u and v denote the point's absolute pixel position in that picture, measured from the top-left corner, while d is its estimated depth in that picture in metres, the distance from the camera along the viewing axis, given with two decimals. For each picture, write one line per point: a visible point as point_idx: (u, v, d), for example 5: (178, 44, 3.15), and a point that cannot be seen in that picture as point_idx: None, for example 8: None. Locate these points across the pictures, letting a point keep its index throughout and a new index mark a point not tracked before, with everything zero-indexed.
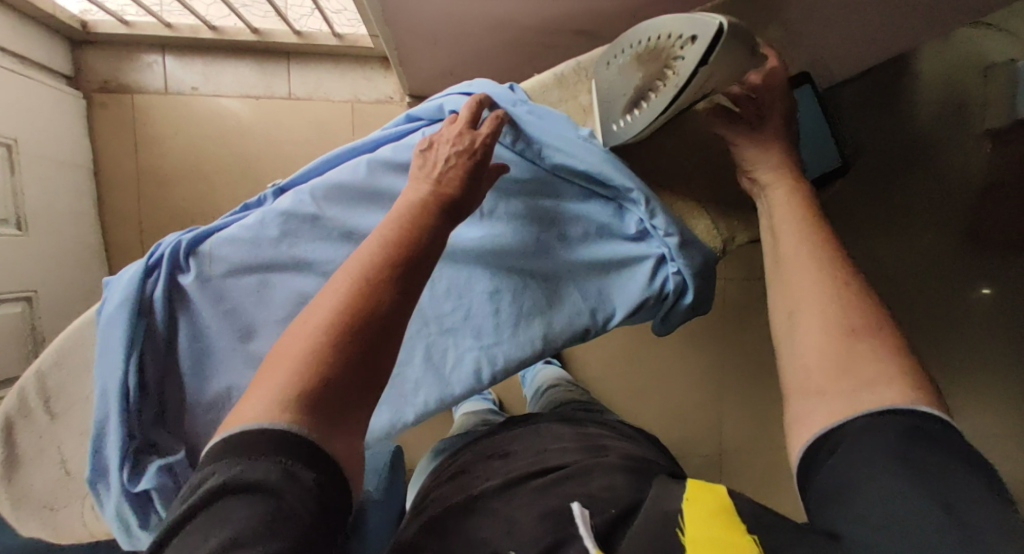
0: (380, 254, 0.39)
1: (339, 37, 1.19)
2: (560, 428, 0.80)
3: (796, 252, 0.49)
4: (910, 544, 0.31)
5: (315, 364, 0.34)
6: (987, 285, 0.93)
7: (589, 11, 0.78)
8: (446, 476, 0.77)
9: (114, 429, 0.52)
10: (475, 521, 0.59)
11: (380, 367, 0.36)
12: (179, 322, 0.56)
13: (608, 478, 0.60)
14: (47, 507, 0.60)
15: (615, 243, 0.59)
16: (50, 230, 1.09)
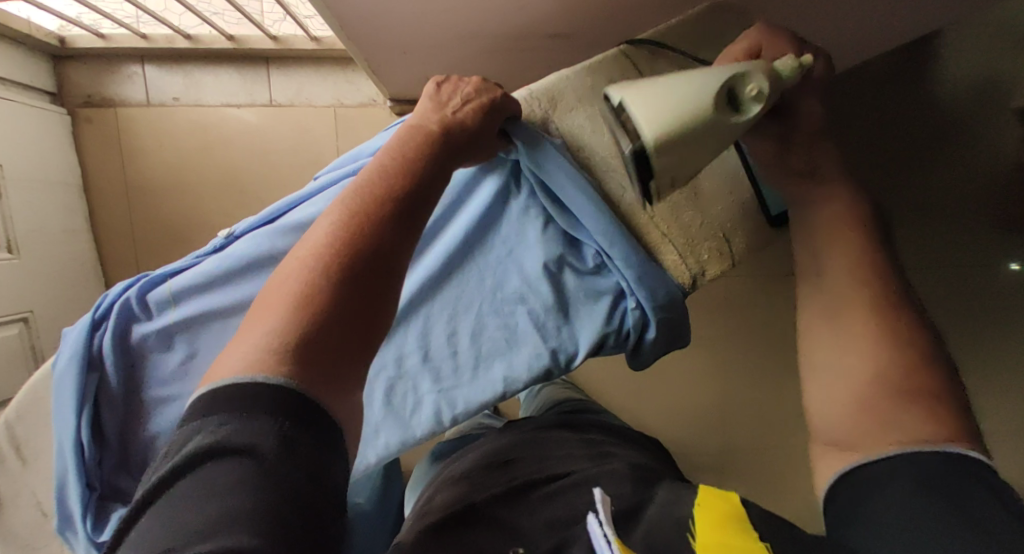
0: (381, 188, 0.37)
1: (316, 40, 1.16)
2: (562, 435, 0.80)
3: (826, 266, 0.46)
4: None
5: (314, 293, 0.31)
6: (1017, 261, 0.93)
7: (557, 15, 0.73)
8: (445, 481, 0.78)
9: (73, 482, 0.53)
10: (473, 523, 0.59)
11: (376, 318, 0.33)
12: (132, 372, 0.56)
13: (615, 486, 0.61)
14: (29, 545, 0.62)
15: (577, 276, 0.56)
16: (43, 249, 1.10)
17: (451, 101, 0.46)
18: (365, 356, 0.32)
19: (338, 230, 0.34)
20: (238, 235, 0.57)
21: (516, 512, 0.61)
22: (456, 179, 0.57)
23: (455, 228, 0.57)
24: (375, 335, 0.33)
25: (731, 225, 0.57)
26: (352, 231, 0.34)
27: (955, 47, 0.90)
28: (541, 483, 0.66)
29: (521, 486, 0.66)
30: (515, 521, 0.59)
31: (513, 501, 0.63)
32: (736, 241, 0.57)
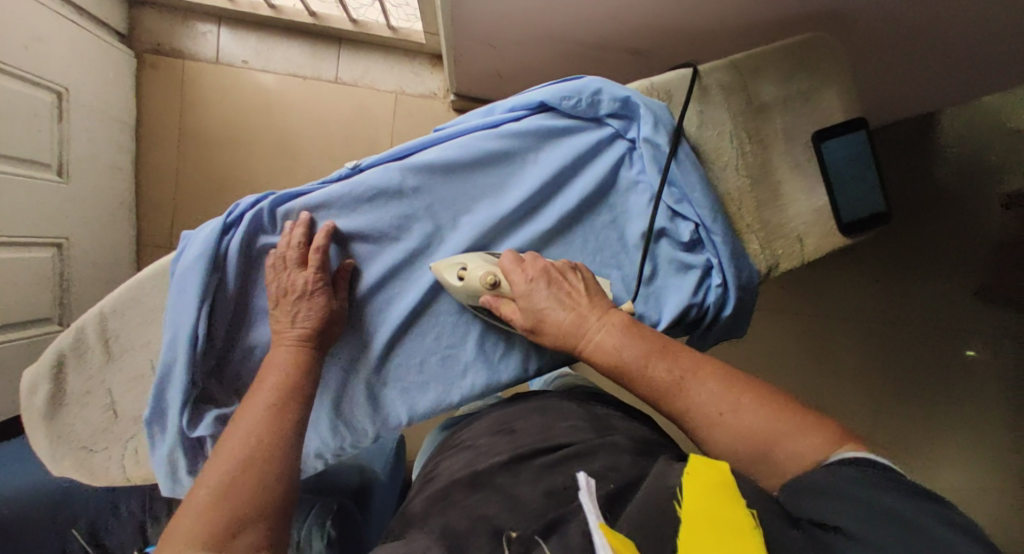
0: (270, 392, 0.53)
1: (393, 29, 1.22)
2: (571, 405, 0.83)
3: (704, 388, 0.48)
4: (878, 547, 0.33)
5: (224, 494, 0.46)
6: (976, 348, 1.06)
7: (650, 33, 0.82)
8: (454, 447, 0.82)
9: (179, 375, 0.55)
10: (478, 498, 0.65)
11: (269, 483, 0.48)
12: (247, 278, 0.58)
13: (614, 460, 0.65)
14: (85, 448, 0.59)
15: (671, 249, 0.62)
16: (88, 179, 1.10)
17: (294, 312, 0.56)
18: (268, 506, 0.47)
19: (244, 436, 0.49)
20: (368, 167, 0.62)
21: (516, 481, 0.66)
22: (581, 141, 0.62)
23: (566, 190, 0.63)
24: (270, 494, 0.47)
25: (805, 228, 0.64)
26: (251, 437, 0.49)
27: (957, 121, 1.04)
28: (544, 452, 0.70)
29: (525, 454, 0.70)
30: (517, 488, 0.64)
31: (517, 469, 0.68)
32: (808, 242, 0.64)
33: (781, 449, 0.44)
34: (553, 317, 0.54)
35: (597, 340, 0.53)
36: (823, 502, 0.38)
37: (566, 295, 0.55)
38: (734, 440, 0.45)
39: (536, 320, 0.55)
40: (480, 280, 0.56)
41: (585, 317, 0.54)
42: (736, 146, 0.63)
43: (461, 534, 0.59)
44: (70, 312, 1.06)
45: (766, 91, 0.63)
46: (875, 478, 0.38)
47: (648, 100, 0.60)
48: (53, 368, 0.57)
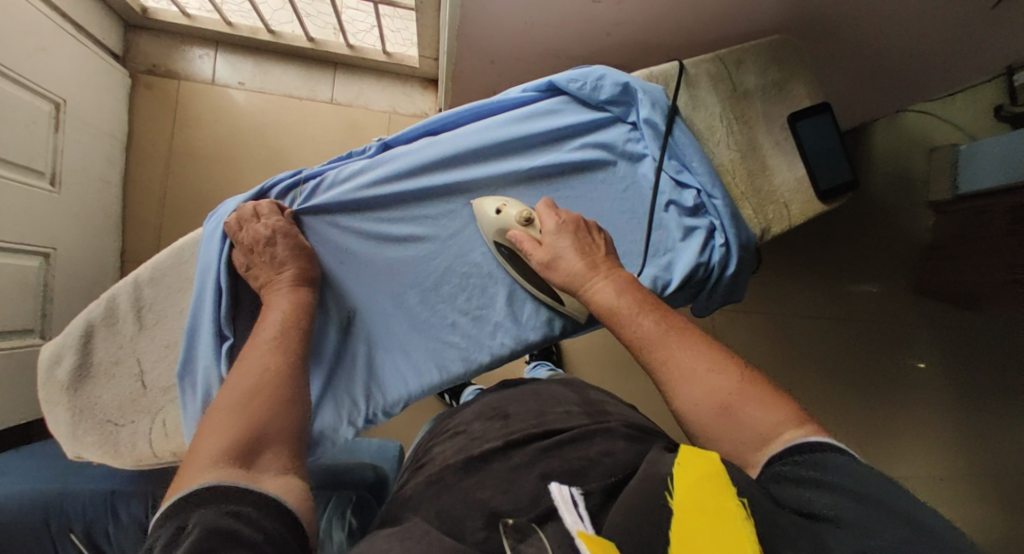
0: (267, 336, 0.52)
1: (388, 53, 1.30)
2: (563, 397, 0.80)
3: (695, 367, 0.49)
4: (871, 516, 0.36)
5: (232, 426, 0.44)
6: (921, 361, 1.20)
7: (633, 45, 0.92)
8: (445, 434, 0.78)
9: (211, 325, 0.56)
10: (476, 481, 0.60)
11: (277, 416, 0.47)
12: None
13: (610, 444, 0.63)
14: (110, 422, 0.58)
15: (676, 213, 0.69)
16: (77, 190, 1.09)
17: (272, 251, 0.56)
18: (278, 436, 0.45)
19: (248, 376, 0.48)
20: (393, 144, 0.68)
21: (510, 466, 0.62)
22: (589, 120, 0.70)
23: (577, 161, 0.69)
24: (278, 425, 0.46)
25: (790, 195, 0.72)
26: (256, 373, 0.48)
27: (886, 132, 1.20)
28: (538, 438, 0.66)
29: (520, 438, 0.66)
30: (511, 472, 0.61)
31: (511, 454, 0.64)
32: (794, 207, 0.71)
33: (744, 414, 0.46)
34: (567, 258, 0.58)
35: (600, 289, 0.57)
36: (797, 470, 0.41)
37: (587, 245, 0.60)
38: (702, 392, 0.48)
39: (554, 256, 0.59)
40: (517, 214, 0.61)
41: (597, 267, 0.58)
42: (726, 125, 0.72)
43: (456, 518, 0.55)
44: (51, 325, 1.02)
45: (747, 80, 0.73)
46: (854, 461, 0.40)
47: (645, 84, 0.68)
48: (81, 337, 0.57)
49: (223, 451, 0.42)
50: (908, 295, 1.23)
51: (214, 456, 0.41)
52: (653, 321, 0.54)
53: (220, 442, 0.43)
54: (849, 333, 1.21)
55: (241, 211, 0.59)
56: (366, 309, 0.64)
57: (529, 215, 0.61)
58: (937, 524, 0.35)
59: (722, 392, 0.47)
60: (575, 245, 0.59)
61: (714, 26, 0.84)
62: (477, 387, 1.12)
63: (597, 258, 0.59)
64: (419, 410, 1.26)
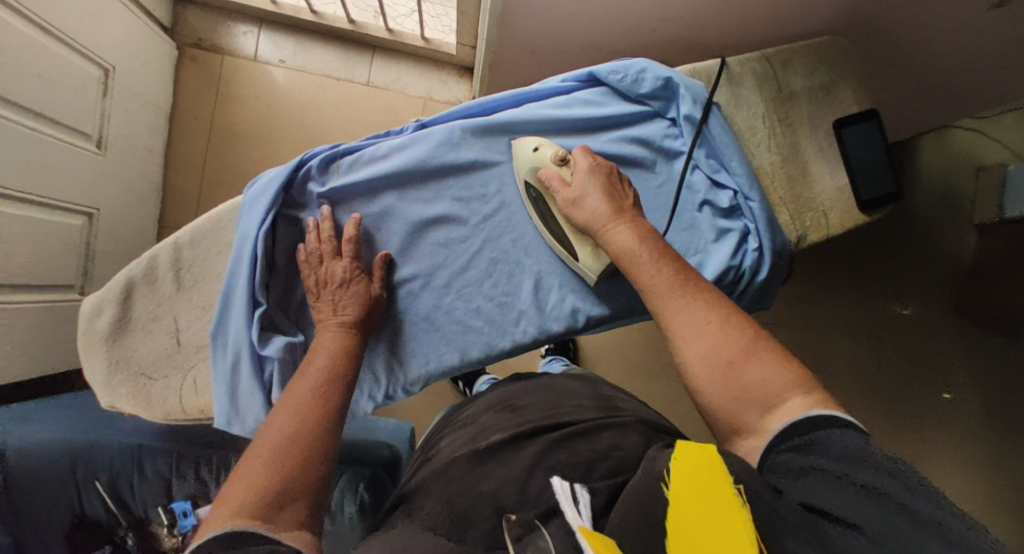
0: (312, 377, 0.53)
1: (427, 39, 1.31)
2: (575, 392, 0.79)
3: (701, 317, 0.50)
4: (875, 515, 0.34)
5: (265, 468, 0.44)
6: (947, 392, 1.15)
7: (676, 43, 0.91)
8: (457, 425, 0.79)
9: (244, 289, 0.58)
10: (485, 472, 0.61)
11: (311, 457, 0.46)
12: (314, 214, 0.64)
13: (618, 439, 0.63)
14: (144, 375, 0.60)
15: (710, 214, 0.68)
16: (121, 155, 1.12)
17: (338, 296, 0.59)
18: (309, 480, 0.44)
19: (288, 418, 0.48)
20: (430, 126, 0.68)
21: (521, 458, 0.61)
22: (628, 113, 0.69)
23: (613, 155, 0.68)
24: (311, 468, 0.45)
25: (829, 203, 0.70)
26: (296, 415, 0.48)
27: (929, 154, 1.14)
28: (548, 430, 0.66)
29: (529, 430, 0.66)
30: (522, 463, 0.60)
31: (522, 446, 0.64)
32: (832, 216, 0.70)
33: (746, 370, 0.46)
34: (593, 196, 0.58)
35: (621, 232, 0.56)
36: (803, 456, 0.40)
37: (616, 191, 0.60)
38: (709, 349, 0.48)
39: (579, 196, 0.59)
40: (553, 153, 0.62)
41: (621, 212, 0.58)
42: (768, 126, 0.70)
43: (462, 510, 0.56)
44: (92, 283, 1.06)
45: (793, 81, 0.71)
46: (866, 448, 0.38)
47: (688, 81, 0.67)
48: (121, 292, 0.59)
49: (249, 499, 0.41)
50: (948, 317, 1.17)
51: (244, 500, 0.41)
52: (671, 270, 0.54)
53: (252, 483, 0.42)
54: (876, 353, 1.18)
55: (318, 233, 0.61)
56: (395, 284, 0.65)
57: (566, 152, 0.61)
58: (944, 520, 0.33)
59: (727, 349, 0.47)
60: (602, 187, 0.59)
61: (763, 26, 0.82)
62: (492, 376, 1.13)
63: (623, 205, 0.59)
64: (433, 396, 1.28)
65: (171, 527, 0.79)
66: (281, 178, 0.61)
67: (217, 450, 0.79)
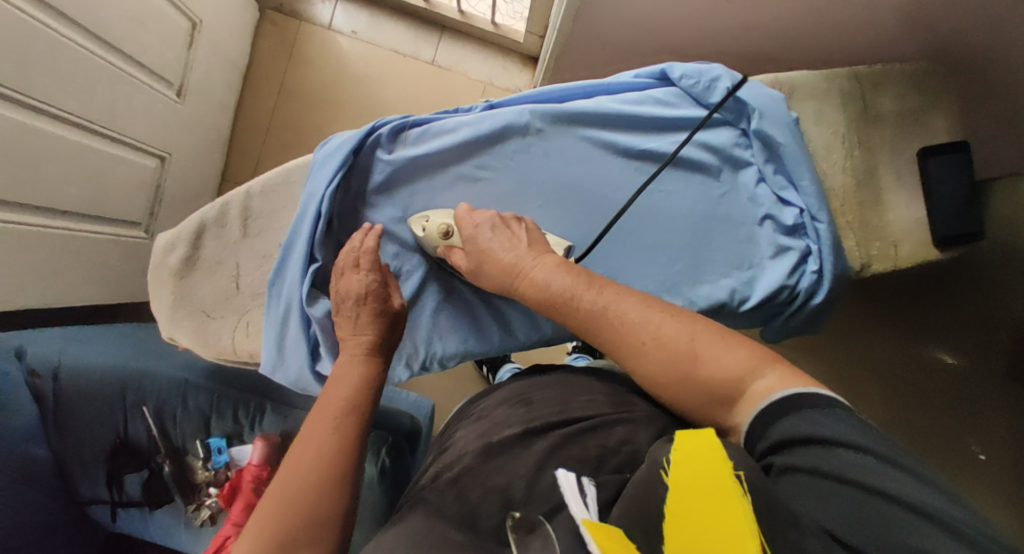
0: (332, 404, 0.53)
1: (496, 25, 1.31)
2: (589, 380, 0.74)
3: (644, 319, 0.51)
4: (880, 520, 0.32)
5: (276, 509, 0.45)
6: None
7: (753, 54, 0.89)
8: (469, 418, 0.74)
9: (303, 243, 0.60)
10: (493, 467, 0.59)
11: (319, 496, 0.46)
12: (376, 180, 0.65)
13: (630, 433, 0.60)
14: (204, 313, 0.63)
15: (772, 230, 0.66)
16: (196, 105, 1.17)
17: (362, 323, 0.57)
18: (319, 519, 0.46)
19: (303, 451, 0.49)
20: (500, 107, 0.68)
21: (530, 455, 0.59)
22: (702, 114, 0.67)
23: (678, 158, 0.67)
24: (321, 507, 0.46)
25: (902, 234, 0.67)
26: (308, 449, 0.49)
27: None
28: (560, 425, 0.63)
29: (540, 425, 0.63)
30: (531, 459, 0.58)
31: (531, 442, 0.61)
32: (902, 248, 0.67)
33: (702, 365, 0.47)
34: (494, 251, 0.58)
35: (537, 269, 0.56)
36: (806, 454, 0.38)
37: (510, 238, 0.59)
38: (659, 354, 0.49)
39: (480, 259, 0.59)
40: (437, 228, 0.62)
41: (523, 259, 0.57)
42: (846, 147, 0.68)
43: (470, 506, 0.56)
44: (156, 223, 1.12)
45: (880, 104, 0.69)
46: (852, 434, 0.37)
47: (764, 94, 0.65)
48: (194, 232, 0.62)
49: (261, 543, 0.43)
50: None
51: (256, 545, 0.43)
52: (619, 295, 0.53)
53: (266, 525, 0.44)
54: None
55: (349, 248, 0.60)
56: (446, 258, 0.66)
57: (437, 227, 0.62)
58: (935, 507, 0.31)
59: (669, 355, 0.48)
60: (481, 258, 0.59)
61: (853, 43, 0.79)
62: (516, 366, 1.14)
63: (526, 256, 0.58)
64: (456, 376, 1.30)
65: (206, 461, 0.84)
66: (348, 142, 0.63)
67: (256, 396, 0.84)
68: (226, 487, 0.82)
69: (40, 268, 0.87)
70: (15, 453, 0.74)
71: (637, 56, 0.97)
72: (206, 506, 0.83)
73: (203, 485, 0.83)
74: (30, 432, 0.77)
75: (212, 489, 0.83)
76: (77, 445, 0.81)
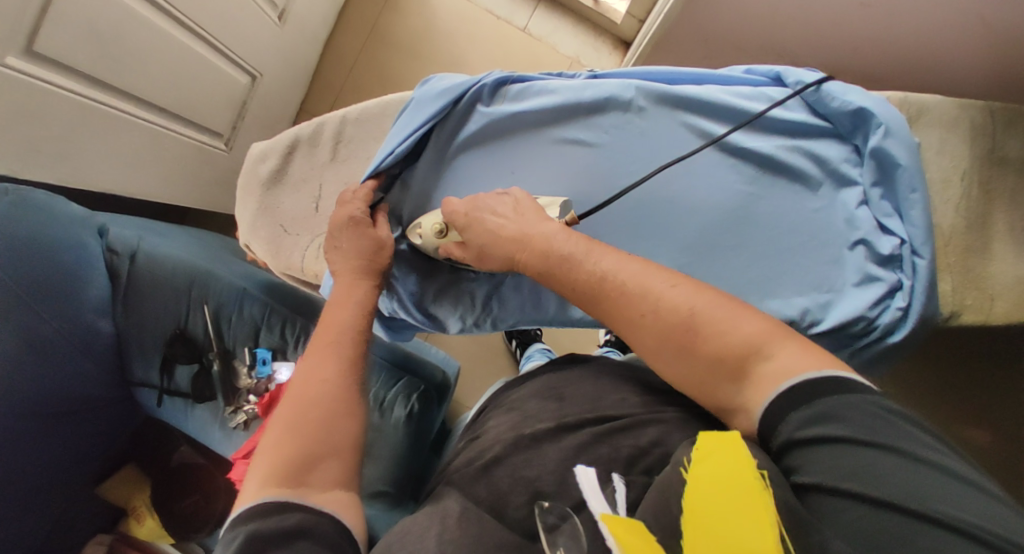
0: (338, 354, 0.53)
1: (597, 2, 1.27)
2: (624, 374, 0.68)
3: (640, 277, 0.47)
4: (907, 541, 0.29)
5: (279, 450, 0.45)
6: None
7: (868, 75, 0.83)
8: (503, 404, 0.69)
9: (379, 162, 0.66)
10: (520, 460, 0.55)
11: (322, 441, 0.47)
12: (468, 128, 0.67)
13: (664, 435, 0.55)
14: (282, 227, 0.71)
15: (864, 259, 0.62)
16: (292, 32, 1.18)
17: (353, 254, 0.61)
18: (319, 466, 0.45)
19: (307, 395, 0.49)
20: (605, 79, 0.67)
21: (558, 450, 0.55)
22: (813, 122, 0.64)
23: (780, 165, 0.64)
24: (322, 450, 0.46)
25: (1001, 289, 0.62)
26: (308, 393, 0.49)
27: None
28: (591, 423, 0.58)
29: (573, 421, 0.58)
30: (555, 455, 0.54)
31: (564, 436, 0.57)
32: (1000, 304, 0.62)
33: (704, 335, 0.42)
34: (500, 230, 0.56)
35: (546, 229, 0.53)
36: (820, 468, 0.34)
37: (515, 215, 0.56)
38: (661, 314, 0.45)
39: (484, 245, 0.57)
40: (432, 229, 0.62)
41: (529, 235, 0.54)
42: (963, 186, 0.63)
43: (500, 492, 0.53)
44: (235, 138, 1.15)
45: (1009, 146, 0.64)
46: (850, 428, 0.34)
47: (890, 111, 0.60)
48: (287, 147, 0.71)
49: (268, 479, 0.44)
50: None
51: (263, 482, 0.43)
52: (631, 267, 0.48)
53: (271, 463, 0.45)
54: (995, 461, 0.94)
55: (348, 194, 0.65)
56: None
57: (432, 224, 0.61)
58: (950, 508, 0.29)
59: (664, 330, 0.44)
60: (482, 243, 0.57)
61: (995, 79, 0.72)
62: (546, 348, 1.12)
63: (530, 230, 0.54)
64: (484, 347, 1.30)
65: (250, 369, 0.87)
66: (446, 90, 0.66)
67: (303, 317, 0.89)
68: (265, 398, 0.85)
69: (127, 156, 0.91)
70: (80, 322, 0.80)
71: (741, 58, 0.92)
72: (243, 411, 0.86)
73: (243, 390, 0.87)
74: (99, 305, 0.84)
75: (252, 397, 0.86)
76: (138, 327, 0.87)
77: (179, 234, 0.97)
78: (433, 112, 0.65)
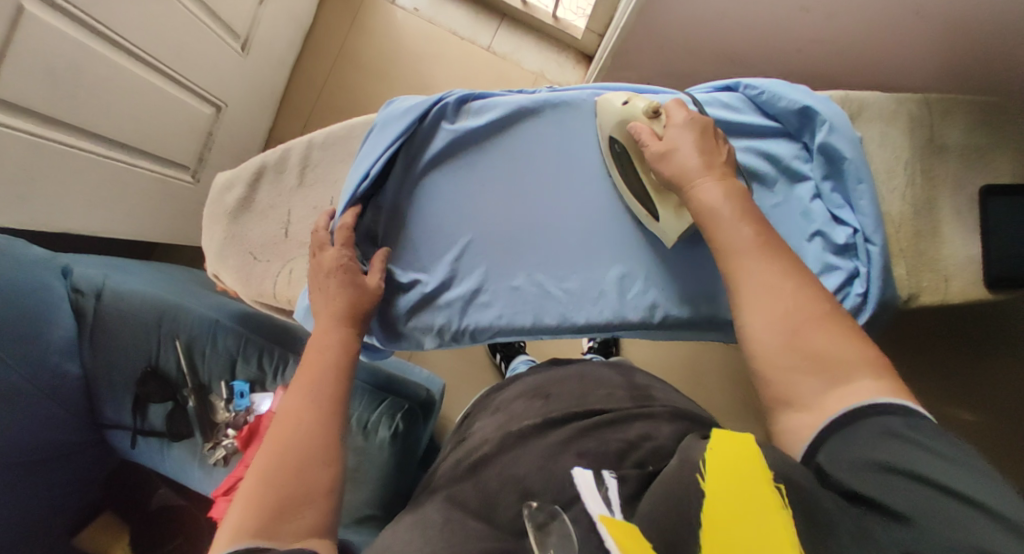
0: (316, 387, 0.54)
1: (556, 18, 1.31)
2: (605, 373, 0.70)
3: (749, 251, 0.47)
4: (925, 511, 0.30)
5: (258, 490, 0.45)
6: None
7: (816, 76, 0.87)
8: (489, 408, 0.70)
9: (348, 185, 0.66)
10: (508, 459, 0.56)
11: (303, 475, 0.47)
12: (433, 146, 0.68)
13: (651, 428, 0.56)
14: (251, 254, 0.71)
15: (823, 250, 0.64)
16: (257, 61, 1.19)
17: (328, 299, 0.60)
18: (302, 503, 0.46)
19: (287, 431, 0.50)
20: (562, 92, 0.70)
21: (544, 445, 0.56)
22: (763, 122, 0.67)
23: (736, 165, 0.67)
24: (304, 483, 0.47)
25: (955, 270, 0.65)
26: (287, 430, 0.50)
27: None
28: (579, 417, 0.60)
29: (562, 417, 0.60)
30: (540, 451, 0.55)
31: (550, 431, 0.58)
32: (954, 283, 0.65)
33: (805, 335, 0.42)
34: (690, 155, 0.54)
35: (708, 189, 0.52)
36: (845, 454, 0.36)
37: (709, 148, 0.55)
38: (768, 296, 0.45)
39: (671, 149, 0.55)
40: (645, 106, 0.59)
41: (712, 168, 0.53)
42: (908, 174, 0.67)
43: (490, 499, 0.53)
44: (202, 170, 1.15)
45: (947, 135, 0.67)
46: (871, 421, 0.36)
47: (832, 108, 0.64)
48: (254, 175, 0.71)
49: (245, 517, 0.43)
50: None
51: (241, 522, 0.43)
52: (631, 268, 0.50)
53: (250, 502, 0.45)
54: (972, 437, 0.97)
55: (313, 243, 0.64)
56: (485, 235, 0.68)
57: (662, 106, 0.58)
58: (960, 484, 0.30)
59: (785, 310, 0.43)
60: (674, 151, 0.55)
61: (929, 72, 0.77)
62: (529, 358, 1.13)
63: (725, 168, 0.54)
64: (468, 362, 1.29)
65: (228, 402, 0.85)
66: (410, 110, 0.67)
67: (280, 345, 0.88)
68: (243, 431, 0.83)
69: (91, 193, 0.89)
70: (47, 368, 0.78)
71: (698, 65, 0.96)
72: (222, 447, 0.83)
73: (221, 425, 0.85)
74: (66, 349, 0.82)
75: (230, 430, 0.84)
76: (107, 368, 0.85)
77: (147, 270, 0.95)
78: (400, 132, 0.66)
